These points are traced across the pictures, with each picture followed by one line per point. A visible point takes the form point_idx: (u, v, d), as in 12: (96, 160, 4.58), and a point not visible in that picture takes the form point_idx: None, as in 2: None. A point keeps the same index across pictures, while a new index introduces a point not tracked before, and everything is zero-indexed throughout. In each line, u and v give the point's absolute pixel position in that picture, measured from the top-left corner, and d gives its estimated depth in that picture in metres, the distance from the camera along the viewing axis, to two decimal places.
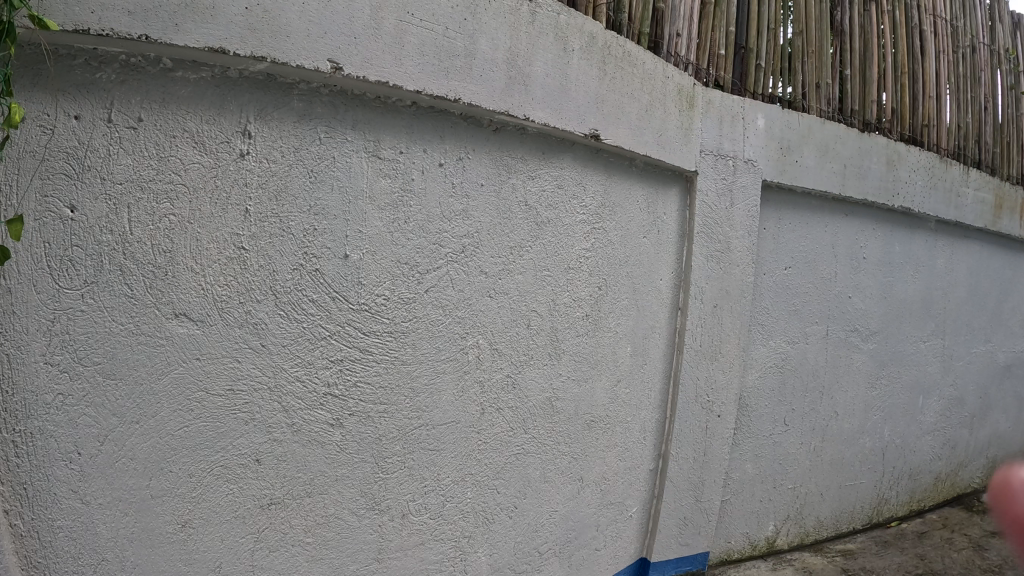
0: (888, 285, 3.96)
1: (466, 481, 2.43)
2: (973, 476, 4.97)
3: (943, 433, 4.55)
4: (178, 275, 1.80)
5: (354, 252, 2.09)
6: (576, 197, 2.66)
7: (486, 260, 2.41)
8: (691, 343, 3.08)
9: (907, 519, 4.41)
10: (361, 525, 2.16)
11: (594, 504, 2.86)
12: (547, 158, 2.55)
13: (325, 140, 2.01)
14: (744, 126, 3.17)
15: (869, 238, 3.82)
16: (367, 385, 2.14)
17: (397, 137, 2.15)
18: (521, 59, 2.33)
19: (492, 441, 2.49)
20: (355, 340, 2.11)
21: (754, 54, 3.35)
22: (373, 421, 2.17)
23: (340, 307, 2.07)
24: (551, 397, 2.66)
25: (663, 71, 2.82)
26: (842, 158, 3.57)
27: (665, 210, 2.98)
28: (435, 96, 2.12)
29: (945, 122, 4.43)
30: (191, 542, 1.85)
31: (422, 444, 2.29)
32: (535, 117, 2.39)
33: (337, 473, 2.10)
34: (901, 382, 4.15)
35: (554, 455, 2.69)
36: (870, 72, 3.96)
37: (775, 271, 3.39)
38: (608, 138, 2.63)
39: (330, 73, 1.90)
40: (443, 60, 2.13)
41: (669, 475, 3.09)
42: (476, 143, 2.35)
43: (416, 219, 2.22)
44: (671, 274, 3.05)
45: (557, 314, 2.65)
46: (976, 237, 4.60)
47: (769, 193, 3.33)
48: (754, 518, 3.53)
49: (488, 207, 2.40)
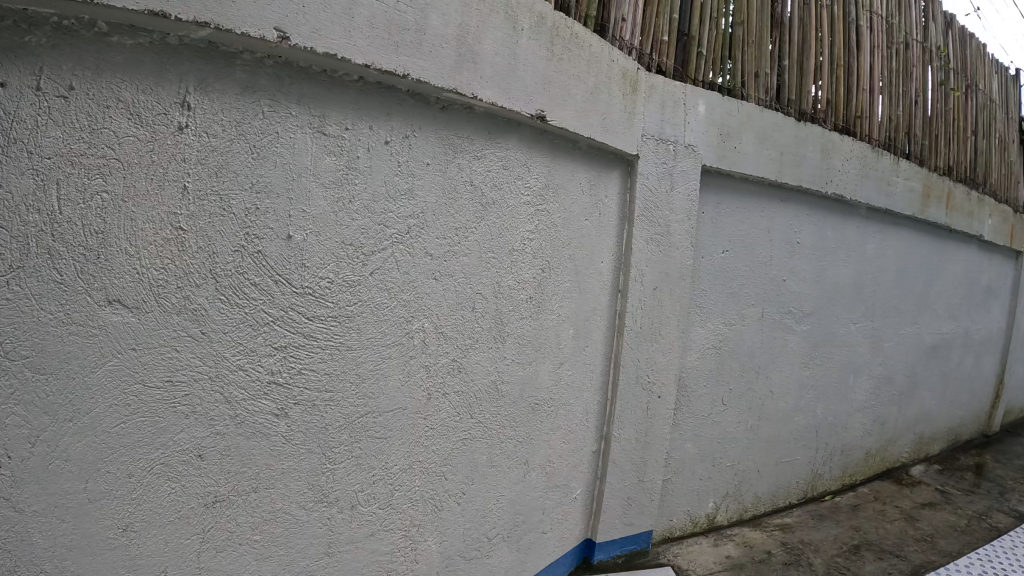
0: (821, 268, 4.12)
1: (413, 469, 2.36)
2: (906, 449, 5.31)
3: (875, 408, 4.82)
4: (111, 258, 1.64)
5: (297, 233, 1.97)
6: (520, 178, 2.62)
7: (432, 241, 2.33)
8: (634, 324, 3.12)
9: (842, 491, 4.65)
10: (310, 519, 2.07)
11: (541, 487, 2.87)
12: (491, 138, 2.50)
13: (268, 113, 1.89)
14: (685, 111, 3.20)
15: (806, 223, 3.96)
16: (312, 371, 2.03)
17: (342, 113, 2.04)
18: (471, 37, 2.26)
19: (439, 427, 2.43)
20: (298, 325, 1.99)
21: (694, 40, 3.38)
22: (318, 410, 2.06)
23: (282, 290, 1.95)
24: (496, 380, 2.63)
25: (609, 54, 2.81)
26: (780, 145, 3.66)
27: (606, 192, 2.99)
28: (384, 71, 2.02)
29: (875, 114, 4.61)
30: (133, 547, 1.72)
31: (368, 432, 2.20)
32: (483, 95, 2.32)
33: (283, 467, 1.99)
34: (834, 363, 4.34)
35: (499, 439, 2.66)
36: (807, 62, 4.07)
37: (714, 255, 3.48)
38: (553, 119, 2.59)
39: (276, 43, 1.78)
40: (394, 34, 2.02)
41: (613, 456, 3.13)
42: (424, 122, 2.26)
43: (361, 198, 2.11)
44: (611, 256, 3.05)
45: (501, 297, 2.61)
46: (907, 223, 4.84)
47: (708, 176, 3.39)
48: (694, 495, 3.63)
49: (434, 186, 2.32)
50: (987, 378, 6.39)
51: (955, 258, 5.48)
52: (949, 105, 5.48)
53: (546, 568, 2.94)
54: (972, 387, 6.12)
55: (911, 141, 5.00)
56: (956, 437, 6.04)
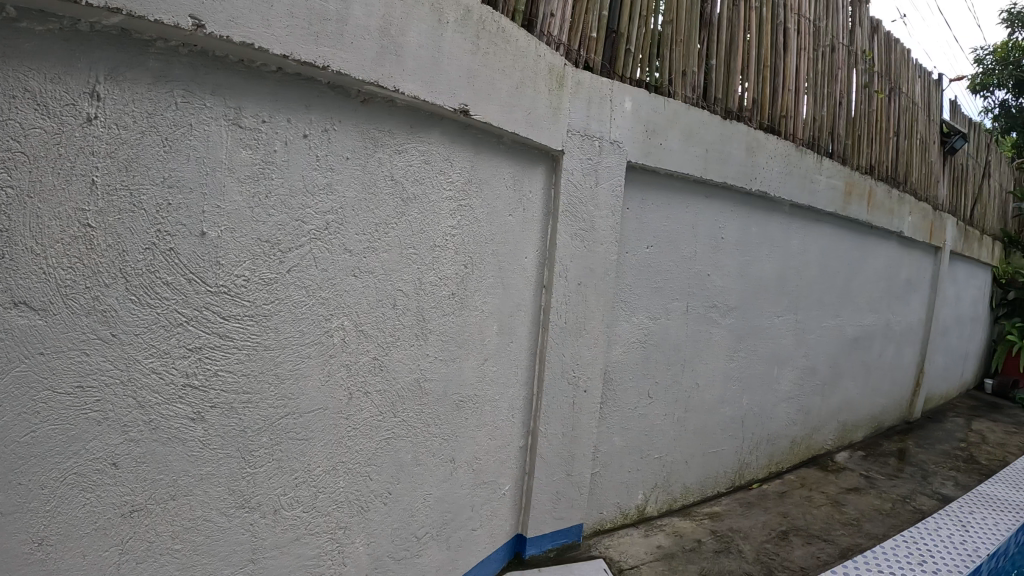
0: (746, 264, 4.20)
1: (337, 470, 2.26)
2: (830, 436, 5.47)
3: (800, 399, 4.94)
4: (15, 257, 1.52)
5: (212, 230, 1.84)
6: (443, 173, 2.55)
7: (351, 237, 2.21)
8: (557, 318, 3.12)
9: (770, 479, 4.76)
10: (231, 526, 1.96)
11: (468, 484, 2.84)
12: (413, 132, 2.41)
13: (182, 104, 1.76)
14: (612, 108, 3.23)
15: (730, 218, 4.03)
16: (229, 373, 1.91)
17: (260, 104, 1.92)
18: (394, 28, 2.19)
19: (362, 426, 2.33)
20: (214, 326, 1.86)
21: (623, 37, 3.40)
22: (237, 412, 1.94)
23: (196, 290, 1.82)
24: (418, 378, 2.55)
25: (536, 50, 2.80)
26: (705, 143, 3.72)
27: (531, 187, 2.97)
28: (304, 62, 1.91)
29: (801, 113, 4.72)
30: (50, 562, 1.60)
31: (288, 435, 2.09)
32: (406, 89, 2.25)
33: (203, 472, 1.87)
34: (758, 355, 4.44)
35: (424, 437, 2.59)
36: (735, 61, 4.13)
37: (638, 249, 3.51)
38: (476, 113, 2.55)
39: (191, 31, 1.67)
40: (315, 25, 1.92)
41: (540, 450, 3.12)
42: (344, 115, 2.15)
43: (278, 193, 1.99)
44: (534, 250, 3.04)
45: (424, 293, 2.52)
46: (830, 219, 4.99)
47: (634, 172, 3.42)
48: (620, 488, 3.64)
49: (354, 181, 2.20)
50: (906, 367, 6.63)
51: (876, 254, 5.67)
52: (872, 106, 5.65)
53: (475, 565, 2.91)
54: (893, 376, 6.35)
55: (835, 139, 5.14)
56: (880, 425, 6.25)
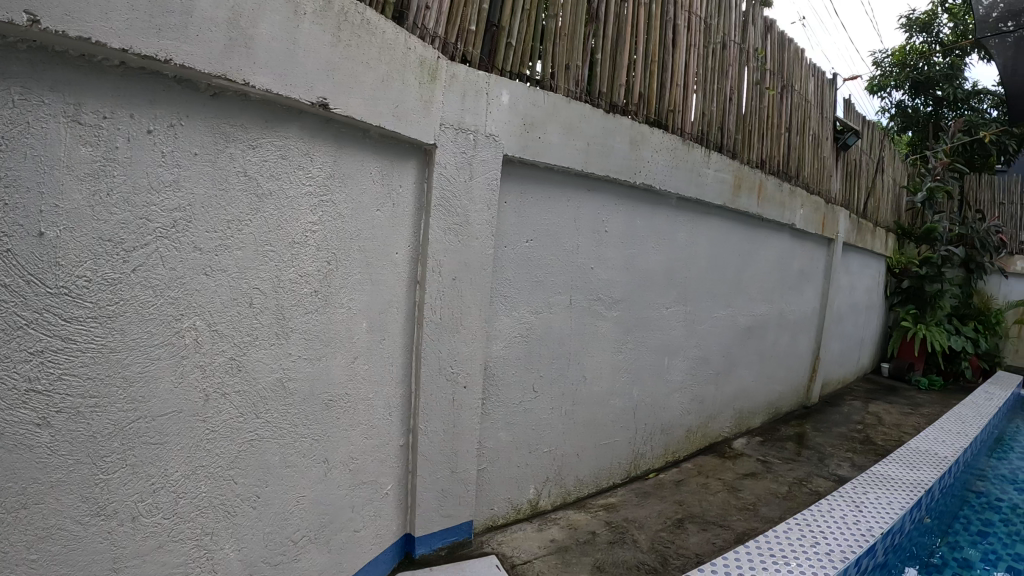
0: (628, 251, 3.20)
1: (172, 479, 1.63)
2: (727, 421, 4.22)
3: (694, 392, 3.84)
4: None
5: (51, 227, 1.36)
6: (300, 168, 1.89)
7: (201, 234, 1.65)
8: (432, 314, 2.35)
9: (665, 469, 3.63)
10: (90, 533, 1.47)
11: (314, 519, 2.04)
12: (270, 126, 1.80)
13: (22, 107, 1.31)
14: (490, 103, 2.47)
15: (634, 213, 3.21)
16: (77, 376, 1.42)
17: (100, 99, 1.43)
18: (245, 20, 1.63)
19: (163, 419, 1.60)
20: (57, 326, 1.38)
21: (505, 31, 2.55)
22: (86, 417, 1.44)
23: (38, 292, 1.35)
24: (235, 375, 1.77)
25: (404, 40, 2.11)
26: (588, 135, 2.85)
27: (400, 183, 2.19)
28: (145, 58, 1.44)
29: (692, 111, 3.62)
30: None
31: (138, 449, 1.55)
32: (258, 84, 1.69)
33: (56, 478, 1.39)
34: (694, 342, 3.77)
35: (220, 432, 1.74)
36: (618, 63, 3.09)
37: (520, 243, 2.67)
38: (341, 107, 1.92)
39: (28, 30, 1.25)
40: (155, 15, 1.44)
41: (421, 451, 2.37)
42: (192, 105, 1.61)
43: (121, 191, 1.48)
44: (409, 241, 2.30)
45: (214, 311, 1.70)
46: (768, 233, 4.41)
47: (514, 168, 2.60)
48: (510, 480, 2.73)
49: (204, 178, 1.64)
50: (803, 354, 5.13)
51: (805, 253, 4.95)
52: (785, 116, 4.59)
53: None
54: (791, 362, 4.95)
55: (743, 144, 4.10)
56: (781, 411, 4.89)
